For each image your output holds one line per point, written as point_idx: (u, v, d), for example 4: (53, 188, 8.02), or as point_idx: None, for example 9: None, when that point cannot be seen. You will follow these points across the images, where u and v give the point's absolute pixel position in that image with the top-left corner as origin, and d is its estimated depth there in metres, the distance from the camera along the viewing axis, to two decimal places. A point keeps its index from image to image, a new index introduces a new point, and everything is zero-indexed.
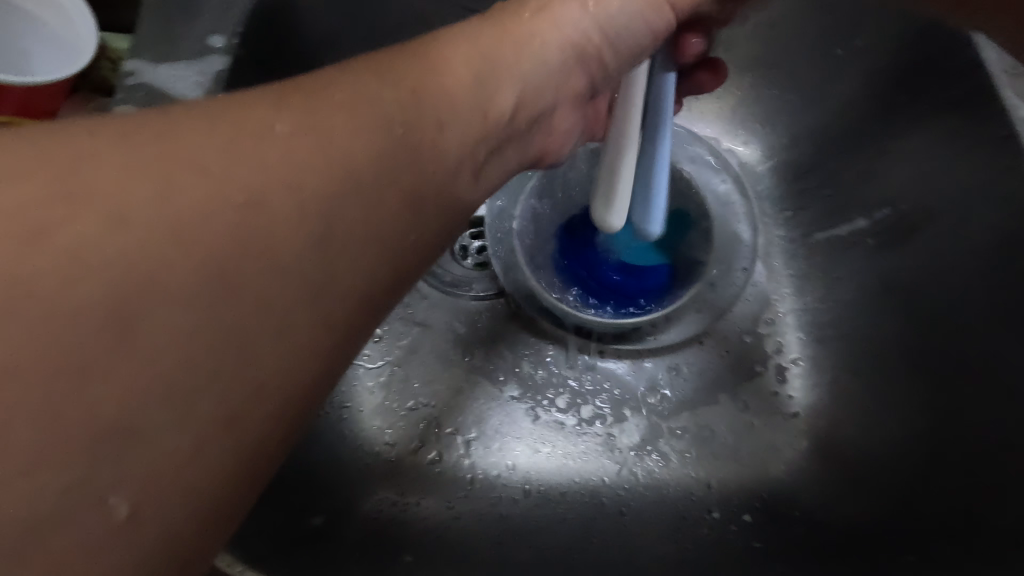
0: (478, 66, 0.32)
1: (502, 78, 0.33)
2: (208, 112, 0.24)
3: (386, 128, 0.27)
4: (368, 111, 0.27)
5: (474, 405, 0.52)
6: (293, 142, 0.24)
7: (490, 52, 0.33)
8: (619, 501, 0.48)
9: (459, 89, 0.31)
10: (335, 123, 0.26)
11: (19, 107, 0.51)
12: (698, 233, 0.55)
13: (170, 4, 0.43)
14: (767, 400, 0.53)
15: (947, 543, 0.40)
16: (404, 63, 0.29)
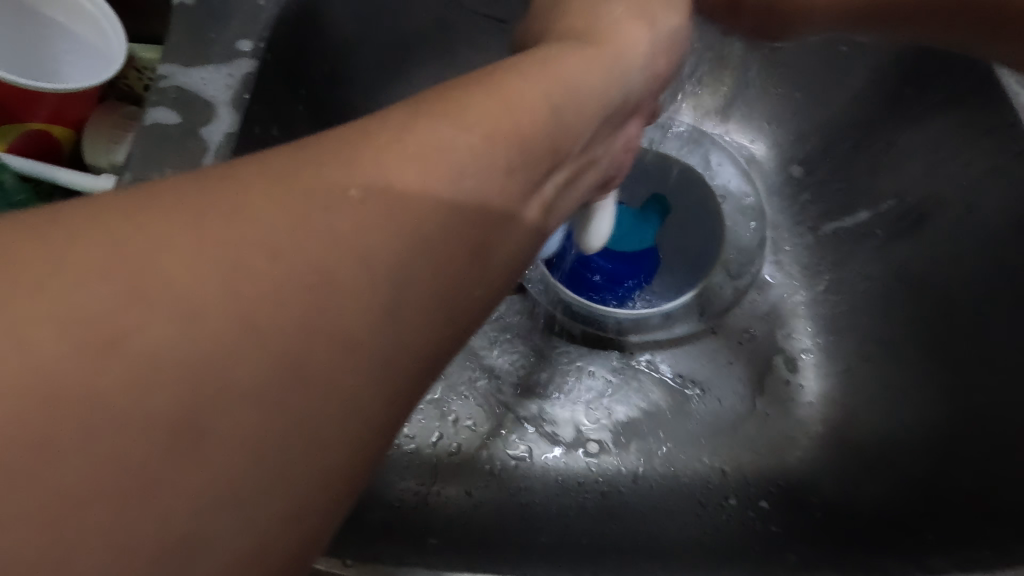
0: (553, 95, 0.28)
1: (578, 104, 0.29)
2: (303, 159, 0.22)
3: (512, 138, 0.26)
4: (505, 110, 0.26)
5: (490, 399, 0.52)
6: (456, 151, 0.24)
7: (567, 81, 0.29)
8: (637, 490, 0.49)
9: (532, 120, 0.26)
10: (491, 130, 0.25)
11: (51, 114, 0.53)
12: (710, 234, 0.58)
13: (200, 11, 0.45)
14: (780, 390, 0.53)
15: (967, 520, 0.40)
16: (469, 99, 0.25)
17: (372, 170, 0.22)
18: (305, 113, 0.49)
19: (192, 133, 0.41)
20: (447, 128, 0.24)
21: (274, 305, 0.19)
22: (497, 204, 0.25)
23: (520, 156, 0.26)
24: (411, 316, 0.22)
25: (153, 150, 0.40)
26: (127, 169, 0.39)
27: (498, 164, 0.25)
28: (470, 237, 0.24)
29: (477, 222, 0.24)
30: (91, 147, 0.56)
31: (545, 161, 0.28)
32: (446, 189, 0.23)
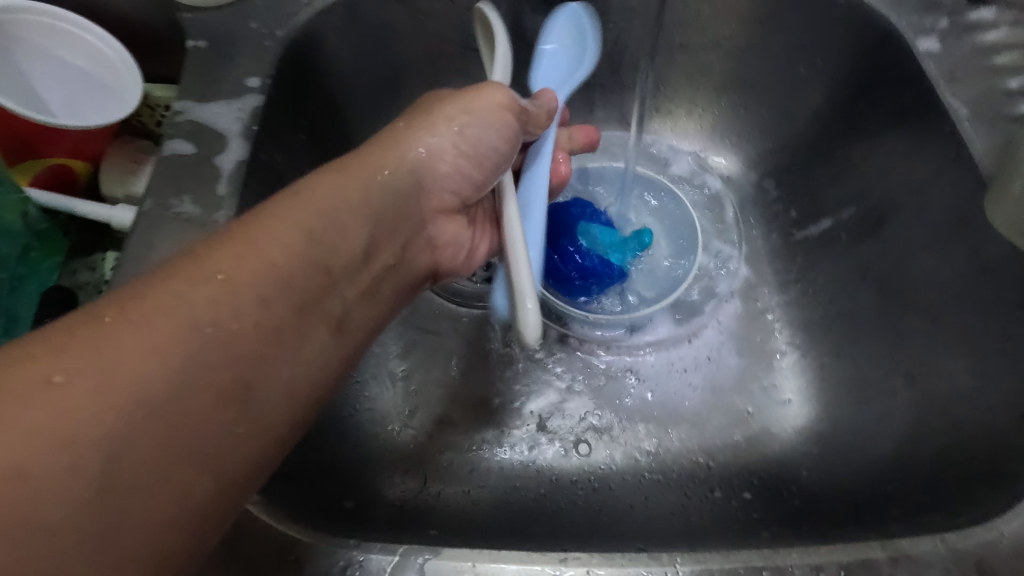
0: (312, 225, 0.34)
1: (349, 222, 0.36)
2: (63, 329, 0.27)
3: (262, 269, 0.32)
4: (251, 251, 0.32)
5: (485, 404, 0.55)
6: (196, 293, 0.29)
7: (340, 200, 0.36)
8: (627, 485, 0.52)
9: (284, 251, 0.33)
10: (236, 271, 0.31)
11: (71, 149, 0.57)
12: (676, 241, 0.62)
13: (211, 53, 0.49)
14: (759, 386, 0.57)
15: (937, 497, 0.42)
16: (240, 234, 0.32)
17: (160, 299, 0.28)
18: (309, 141, 0.53)
19: (206, 162, 0.44)
20: (221, 255, 0.31)
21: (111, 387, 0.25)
22: (255, 321, 0.30)
23: (298, 268, 0.33)
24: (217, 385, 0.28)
25: (172, 178, 0.44)
26: (148, 197, 0.43)
27: (269, 281, 0.32)
28: (223, 354, 0.29)
29: (248, 336, 0.30)
30: (106, 178, 0.59)
31: (317, 277, 0.34)
32: (222, 299, 0.30)
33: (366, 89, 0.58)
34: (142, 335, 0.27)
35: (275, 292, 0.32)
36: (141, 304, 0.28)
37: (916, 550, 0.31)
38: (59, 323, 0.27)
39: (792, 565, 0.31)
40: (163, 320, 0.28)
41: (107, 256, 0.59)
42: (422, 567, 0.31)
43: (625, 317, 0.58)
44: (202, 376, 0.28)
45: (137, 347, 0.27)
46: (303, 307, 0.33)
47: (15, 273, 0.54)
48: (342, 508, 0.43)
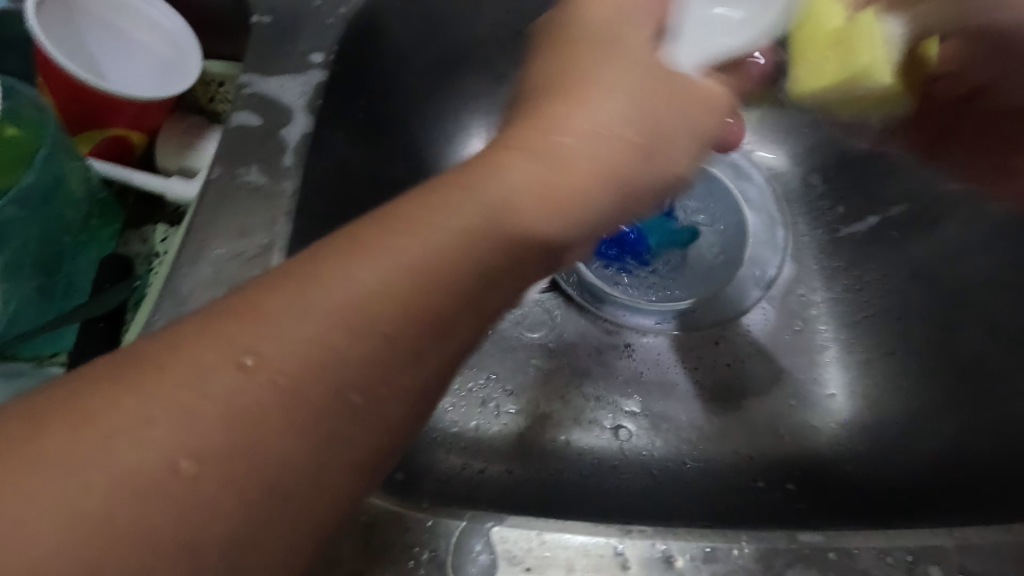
0: (416, 261, 0.26)
1: (454, 251, 0.27)
2: (123, 378, 0.23)
3: (346, 315, 0.25)
4: (323, 290, 0.25)
5: (529, 388, 0.56)
6: (269, 339, 0.24)
7: (497, 188, 0.28)
8: (669, 471, 0.52)
9: (373, 296, 0.25)
10: (311, 309, 0.25)
11: (130, 122, 0.58)
12: (717, 234, 0.63)
13: (276, 28, 0.50)
14: (803, 380, 0.56)
15: (992, 494, 0.42)
16: (383, 225, 0.27)
17: (227, 337, 0.24)
18: (365, 119, 0.54)
19: (272, 134, 0.45)
20: (385, 247, 0.26)
21: (199, 420, 0.22)
22: (337, 379, 0.25)
23: (433, 278, 0.26)
24: (321, 419, 0.24)
25: (239, 148, 0.45)
26: (216, 165, 0.44)
27: (346, 331, 0.25)
28: (296, 413, 0.24)
29: (327, 404, 0.24)
30: (162, 150, 0.60)
31: (426, 324, 0.26)
32: (344, 309, 0.25)
33: (421, 71, 0.58)
34: (217, 387, 0.23)
35: (400, 305, 0.26)
36: (261, 308, 0.25)
37: (984, 537, 0.31)
38: (202, 311, 0.25)
39: (860, 551, 0.31)
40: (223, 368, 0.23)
41: (158, 228, 0.60)
42: (489, 532, 0.32)
43: (663, 307, 0.59)
44: (267, 446, 0.23)
45: (295, 355, 0.24)
46: (401, 354, 0.26)
47: (76, 239, 0.54)
48: (391, 478, 0.44)
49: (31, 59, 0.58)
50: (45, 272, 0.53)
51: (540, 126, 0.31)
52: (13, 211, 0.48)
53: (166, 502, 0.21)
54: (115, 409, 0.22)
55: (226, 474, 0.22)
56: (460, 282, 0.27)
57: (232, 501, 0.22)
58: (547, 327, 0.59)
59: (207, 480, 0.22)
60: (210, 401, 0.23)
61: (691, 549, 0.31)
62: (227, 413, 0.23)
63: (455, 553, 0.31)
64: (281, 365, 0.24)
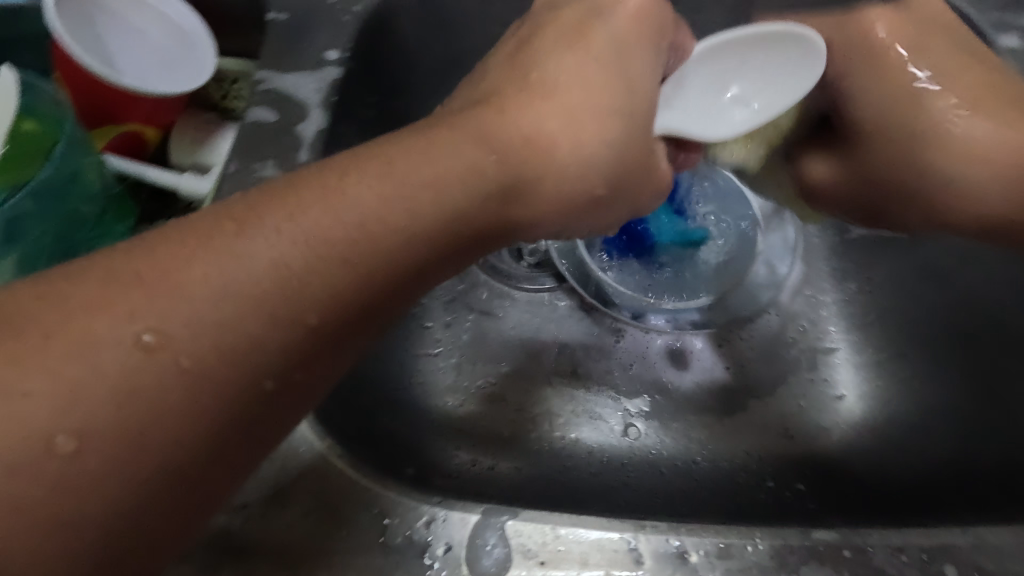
0: (357, 217, 0.29)
1: (390, 212, 0.29)
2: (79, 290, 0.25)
3: (291, 258, 0.27)
4: (274, 231, 0.28)
5: (538, 386, 0.56)
6: (213, 268, 0.26)
7: (428, 177, 0.31)
8: (678, 470, 0.52)
9: (316, 244, 0.28)
10: (255, 248, 0.27)
11: (145, 117, 0.59)
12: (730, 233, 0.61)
13: (291, 26, 0.50)
14: (811, 381, 0.56)
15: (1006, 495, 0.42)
16: (307, 194, 0.29)
17: (174, 259, 0.26)
18: (377, 117, 0.54)
19: (288, 130, 0.46)
20: (314, 218, 0.28)
21: (104, 368, 0.24)
22: (273, 314, 0.27)
23: (361, 251, 0.29)
24: (232, 377, 0.26)
25: (255, 144, 0.45)
26: (232, 160, 0.44)
27: (287, 273, 0.27)
28: (224, 338, 0.26)
29: (260, 335, 0.27)
30: (176, 147, 0.61)
31: (355, 277, 0.29)
32: (270, 278, 0.27)
33: (432, 69, 0.59)
34: (157, 301, 0.25)
35: (328, 279, 0.28)
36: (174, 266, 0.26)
37: (1000, 535, 0.31)
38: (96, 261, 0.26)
39: (874, 549, 0.31)
40: (166, 281, 0.26)
41: (170, 222, 0.61)
42: (502, 525, 0.32)
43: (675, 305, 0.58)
44: (196, 362, 0.25)
45: (227, 296, 0.26)
46: (331, 306, 0.28)
47: (91, 234, 0.55)
48: (401, 473, 0.44)
49: (46, 54, 0.59)
50: (59, 266, 0.53)
51: (492, 127, 0.33)
52: (29, 206, 0.48)
53: (65, 453, 0.23)
54: (68, 326, 0.24)
55: (135, 417, 0.24)
56: (401, 251, 0.30)
57: (144, 438, 0.24)
58: (555, 324, 0.59)
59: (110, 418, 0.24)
60: (118, 354, 0.24)
61: (705, 545, 0.31)
62: (131, 368, 0.24)
63: (469, 545, 0.31)
64: (187, 326, 0.25)
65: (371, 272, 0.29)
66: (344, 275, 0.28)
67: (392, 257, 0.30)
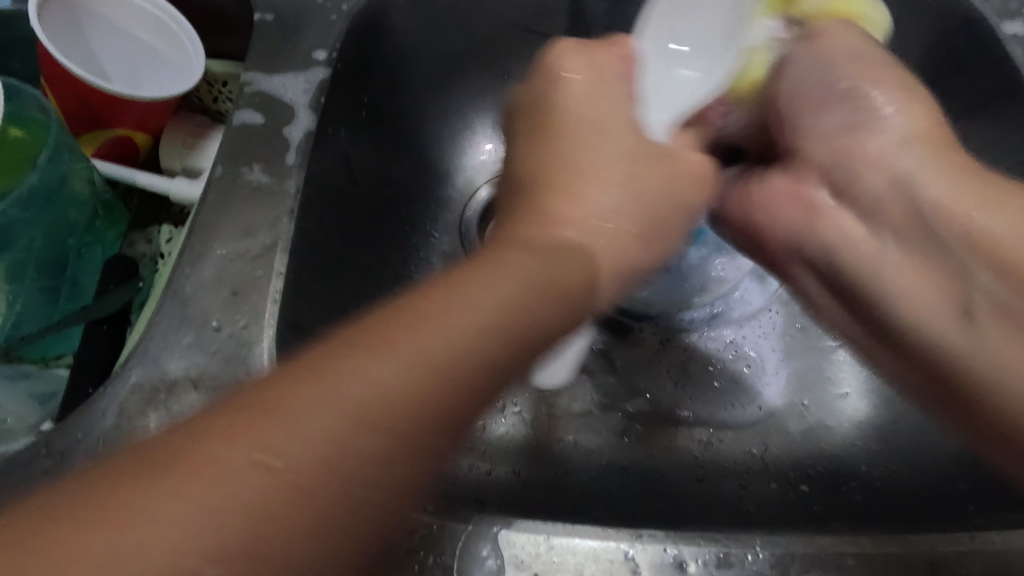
0: (466, 336, 0.27)
1: (491, 320, 0.28)
2: (189, 455, 0.22)
3: (408, 385, 0.25)
4: (379, 346, 0.25)
5: (537, 387, 0.55)
6: (321, 407, 0.24)
7: (504, 281, 0.29)
8: (679, 472, 0.51)
9: (432, 365, 0.26)
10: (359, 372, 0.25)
11: (135, 122, 0.58)
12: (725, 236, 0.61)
13: (278, 27, 0.50)
14: (815, 379, 0.55)
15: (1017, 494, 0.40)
16: (381, 325, 0.27)
17: (282, 402, 0.24)
18: (369, 116, 0.53)
19: (275, 133, 0.45)
20: (405, 338, 0.26)
21: (219, 511, 0.21)
22: (395, 446, 0.24)
23: (466, 361, 0.27)
24: (348, 519, 0.24)
25: (242, 147, 0.44)
26: (219, 164, 0.43)
27: (397, 400, 0.25)
28: (342, 473, 0.23)
29: (384, 468, 0.24)
30: (166, 150, 0.60)
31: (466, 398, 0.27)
32: (380, 402, 0.24)
33: (424, 67, 0.58)
34: (279, 450, 0.23)
35: (443, 393, 0.26)
36: (279, 396, 0.24)
37: (1008, 538, 0.30)
38: (191, 421, 0.24)
39: (880, 557, 0.30)
40: (264, 421, 0.23)
41: (162, 228, 0.60)
42: (497, 536, 0.31)
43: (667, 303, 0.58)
44: (304, 505, 0.23)
45: (313, 439, 0.23)
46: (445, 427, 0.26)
47: (81, 241, 0.54)
48: None
49: (34, 61, 0.58)
50: (50, 274, 0.52)
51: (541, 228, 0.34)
52: (18, 214, 0.47)
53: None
54: (173, 488, 0.21)
55: (262, 560, 0.22)
56: (490, 372, 0.27)
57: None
58: None
59: (239, 569, 0.21)
60: (240, 483, 0.22)
61: (703, 555, 0.30)
62: (263, 499, 0.22)
63: (463, 557, 0.31)
64: (297, 449, 0.23)
65: (475, 384, 0.27)
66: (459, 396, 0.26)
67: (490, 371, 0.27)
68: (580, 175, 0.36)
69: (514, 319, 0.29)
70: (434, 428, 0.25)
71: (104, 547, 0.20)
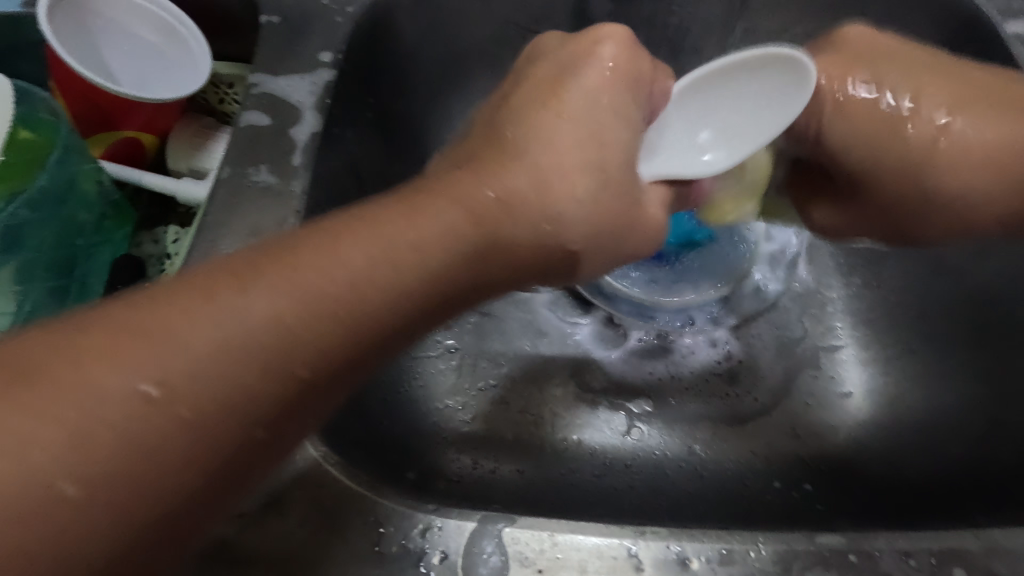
0: (373, 272, 0.29)
1: (393, 255, 0.29)
2: (80, 350, 0.23)
3: (302, 315, 0.27)
4: (279, 273, 0.27)
5: (541, 387, 0.55)
6: (215, 319, 0.25)
7: (429, 227, 0.31)
8: (682, 471, 0.51)
9: (330, 297, 0.27)
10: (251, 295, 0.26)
11: (144, 123, 0.59)
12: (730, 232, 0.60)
13: (285, 29, 0.50)
14: (818, 378, 0.55)
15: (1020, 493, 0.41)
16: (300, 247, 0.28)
17: (175, 307, 0.25)
18: (375, 118, 0.53)
19: (281, 134, 0.45)
20: (313, 262, 0.28)
21: (98, 416, 0.22)
22: (277, 372, 0.26)
23: (368, 303, 0.29)
24: (223, 434, 0.25)
25: (249, 148, 0.45)
26: (226, 165, 0.44)
27: (299, 325, 0.27)
28: (223, 390, 0.25)
29: (271, 392, 0.26)
30: (173, 151, 0.60)
31: (358, 340, 0.28)
32: (284, 327, 0.26)
33: (430, 69, 0.58)
34: (170, 359, 0.24)
35: (343, 328, 0.28)
36: (202, 301, 0.25)
37: (1013, 534, 0.31)
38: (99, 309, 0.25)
39: (881, 554, 0.30)
40: (151, 322, 0.24)
41: (169, 228, 0.60)
42: (502, 533, 0.31)
43: (669, 303, 0.58)
44: (179, 411, 0.24)
45: (200, 354, 0.24)
46: (330, 369, 0.28)
47: (90, 241, 0.55)
48: (400, 477, 0.43)
49: (44, 62, 0.59)
50: (59, 274, 0.53)
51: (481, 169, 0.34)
52: (28, 214, 0.48)
53: (75, 502, 0.21)
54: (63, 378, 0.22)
55: (131, 458, 0.23)
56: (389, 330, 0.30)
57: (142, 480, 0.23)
58: (557, 331, 0.58)
59: (115, 458, 0.22)
60: (116, 398, 0.23)
61: (706, 552, 0.30)
62: (131, 411, 0.23)
63: (468, 554, 0.31)
64: (186, 366, 0.24)
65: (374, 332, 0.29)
66: (351, 333, 0.28)
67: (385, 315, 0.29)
68: (543, 134, 0.34)
69: (418, 264, 0.30)
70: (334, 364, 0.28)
71: (16, 453, 0.21)
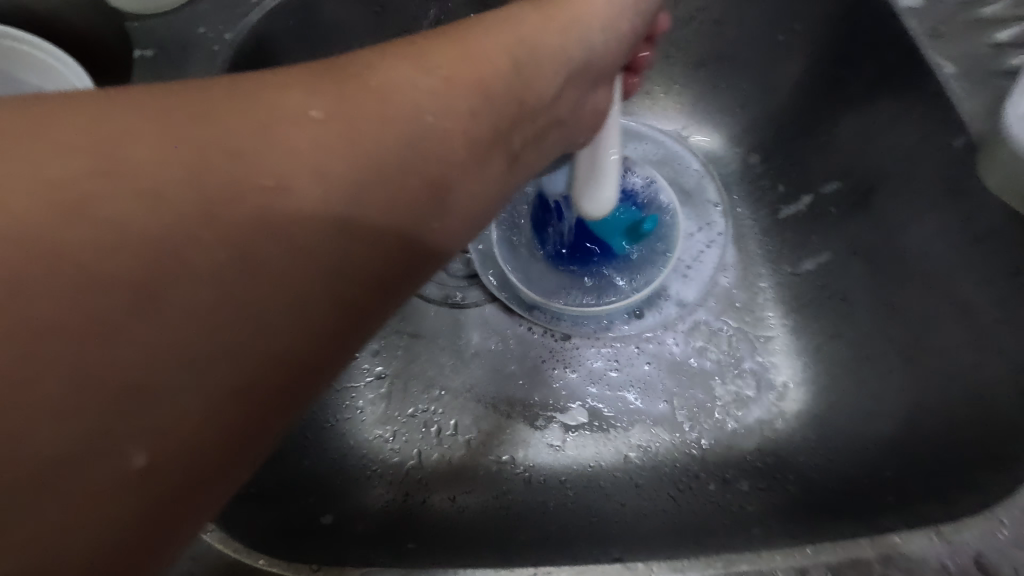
0: (404, 137, 0.28)
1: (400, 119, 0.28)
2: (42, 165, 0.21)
3: (329, 160, 0.26)
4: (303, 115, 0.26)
5: (472, 405, 0.54)
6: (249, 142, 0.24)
7: (449, 103, 0.30)
8: (615, 481, 0.50)
9: (368, 150, 0.27)
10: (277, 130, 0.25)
11: None
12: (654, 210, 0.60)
13: (160, 60, 0.47)
14: (752, 372, 0.54)
15: (936, 485, 0.39)
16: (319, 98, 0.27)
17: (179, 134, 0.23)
18: None
19: None
20: (45, 165, 0.21)
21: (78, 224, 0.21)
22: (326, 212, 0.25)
23: (182, 220, 0.22)
24: (275, 286, 0.24)
25: None
26: None
27: (331, 175, 0.25)
28: (264, 215, 0.24)
29: (311, 232, 0.25)
30: None
31: (404, 215, 0.28)
32: (173, 216, 0.22)
33: None
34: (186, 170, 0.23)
35: (189, 265, 0.22)
36: (64, 186, 0.21)
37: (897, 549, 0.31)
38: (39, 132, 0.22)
39: None
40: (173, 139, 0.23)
41: None
42: None
43: (595, 309, 0.57)
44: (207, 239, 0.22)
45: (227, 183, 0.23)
46: (367, 232, 0.26)
47: None
48: (308, 526, 0.42)
49: None
50: None
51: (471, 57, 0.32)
52: None
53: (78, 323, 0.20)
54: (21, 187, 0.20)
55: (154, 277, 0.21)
56: (295, 261, 0.24)
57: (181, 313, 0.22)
58: (484, 345, 0.56)
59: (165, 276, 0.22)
60: (120, 208, 0.21)
61: None
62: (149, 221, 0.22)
63: None
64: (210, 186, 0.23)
65: (234, 262, 0.23)
66: (378, 185, 0.27)
67: (407, 177, 0.28)
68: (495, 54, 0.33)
69: (437, 140, 0.29)
70: (222, 304, 0.23)
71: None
